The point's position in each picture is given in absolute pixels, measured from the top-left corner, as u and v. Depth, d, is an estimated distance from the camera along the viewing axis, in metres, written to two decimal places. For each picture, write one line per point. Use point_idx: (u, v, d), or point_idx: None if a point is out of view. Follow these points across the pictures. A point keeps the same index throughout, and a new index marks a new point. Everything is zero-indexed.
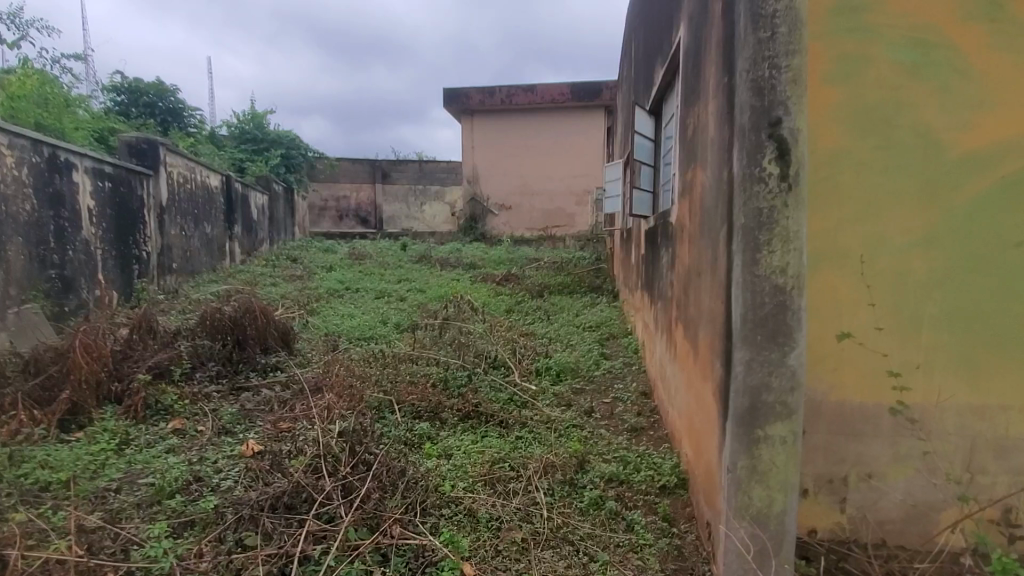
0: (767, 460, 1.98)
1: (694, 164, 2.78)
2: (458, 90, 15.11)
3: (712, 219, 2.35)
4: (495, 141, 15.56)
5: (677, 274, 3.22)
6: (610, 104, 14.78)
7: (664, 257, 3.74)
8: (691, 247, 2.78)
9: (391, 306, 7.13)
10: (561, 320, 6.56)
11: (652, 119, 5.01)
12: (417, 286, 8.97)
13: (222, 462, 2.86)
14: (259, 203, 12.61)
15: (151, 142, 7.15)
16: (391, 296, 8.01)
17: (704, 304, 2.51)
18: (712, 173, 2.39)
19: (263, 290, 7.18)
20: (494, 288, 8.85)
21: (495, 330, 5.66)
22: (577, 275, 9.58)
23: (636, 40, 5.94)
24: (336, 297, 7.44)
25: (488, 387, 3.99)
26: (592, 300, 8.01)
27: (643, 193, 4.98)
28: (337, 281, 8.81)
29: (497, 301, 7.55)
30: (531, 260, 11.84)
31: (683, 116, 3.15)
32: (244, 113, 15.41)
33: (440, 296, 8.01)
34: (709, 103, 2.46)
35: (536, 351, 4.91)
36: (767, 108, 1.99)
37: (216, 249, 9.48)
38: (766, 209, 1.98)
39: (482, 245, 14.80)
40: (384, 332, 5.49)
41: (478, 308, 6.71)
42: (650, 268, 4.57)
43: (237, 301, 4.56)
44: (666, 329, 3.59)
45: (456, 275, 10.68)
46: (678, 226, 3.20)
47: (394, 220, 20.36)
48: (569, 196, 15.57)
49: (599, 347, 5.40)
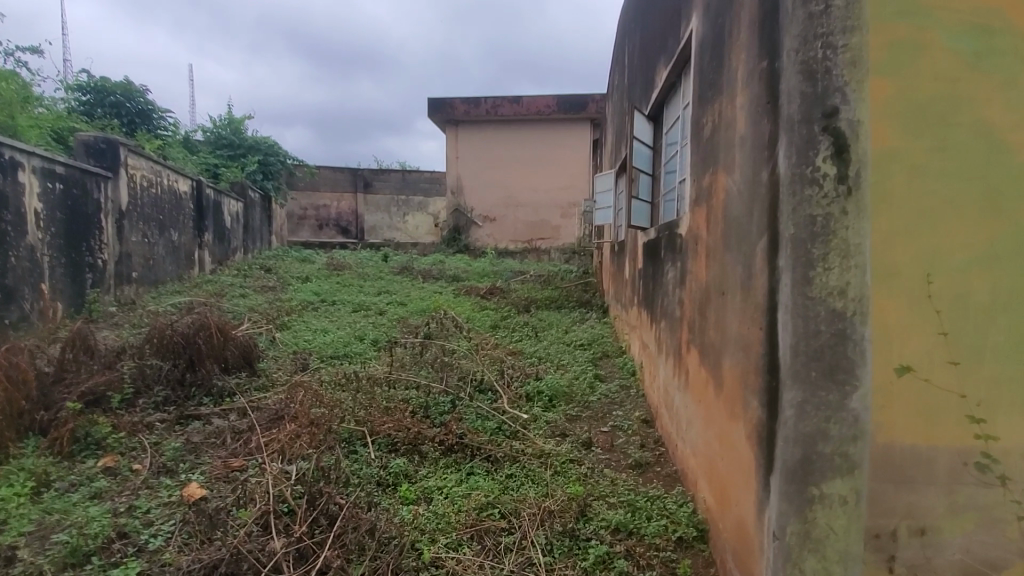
0: (824, 525, 1.61)
1: (714, 167, 2.44)
2: (443, 101, 14.75)
3: (742, 230, 1.99)
4: (480, 151, 15.26)
5: (690, 292, 2.86)
6: (596, 117, 14.61)
7: (670, 272, 3.39)
8: (711, 261, 2.42)
9: (368, 320, 6.67)
10: (550, 337, 6.18)
11: (651, 125, 4.70)
12: (397, 298, 8.51)
13: (156, 512, 2.39)
14: (233, 210, 12.05)
15: (110, 142, 6.62)
16: (369, 309, 7.54)
17: (730, 327, 2.14)
18: (742, 174, 2.04)
19: (230, 303, 6.66)
20: (478, 302, 8.45)
21: (480, 348, 5.25)
22: (564, 289, 9.24)
23: (632, 44, 5.65)
24: (310, 310, 6.95)
25: (473, 415, 3.56)
26: (581, 316, 7.65)
27: (641, 203, 4.64)
28: (312, 293, 8.32)
29: (481, 316, 7.14)
30: (516, 273, 11.48)
31: (696, 116, 2.82)
32: (221, 118, 14.86)
33: (421, 309, 7.58)
34: (737, 96, 2.12)
35: (525, 372, 4.51)
36: (820, 96, 1.65)
37: (183, 257, 8.92)
38: (821, 216, 1.63)
39: (466, 257, 14.40)
40: (359, 350, 5.04)
41: (461, 323, 6.28)
42: (650, 283, 4.23)
43: (191, 317, 4.07)
44: (674, 352, 3.22)
45: (439, 287, 10.26)
46: (691, 238, 2.84)
47: (376, 231, 19.86)
48: (555, 208, 15.30)
49: (593, 368, 5.02)
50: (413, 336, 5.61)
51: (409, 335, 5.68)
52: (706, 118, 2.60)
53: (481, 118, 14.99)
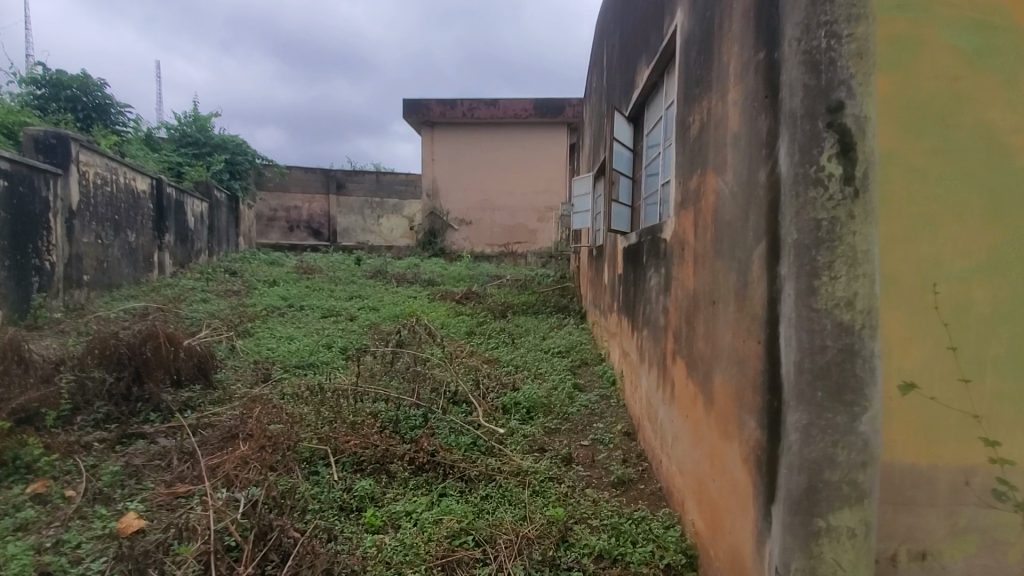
0: (831, 561, 1.46)
1: (701, 168, 2.30)
2: (419, 102, 14.48)
3: (736, 235, 1.85)
4: (456, 154, 15.03)
5: (675, 300, 2.71)
6: (573, 121, 14.55)
7: (653, 278, 3.24)
8: (699, 269, 2.27)
9: (338, 326, 6.39)
10: (527, 344, 6.00)
11: (631, 126, 4.56)
12: (369, 303, 8.23)
13: (87, 548, 2.12)
14: (197, 210, 11.56)
15: (61, 137, 6.19)
16: (339, 315, 7.25)
17: (722, 340, 1.98)
18: (735, 174, 1.89)
19: (189, 308, 6.30)
20: (453, 307, 8.22)
21: (455, 356, 5.04)
22: (541, 295, 9.09)
23: (611, 45, 5.52)
24: (276, 316, 6.63)
25: (446, 429, 3.34)
26: (558, 322, 7.50)
27: (622, 207, 4.51)
28: (279, 297, 7.97)
29: (457, 323, 6.92)
30: (492, 278, 11.28)
31: (681, 115, 2.69)
32: (186, 115, 14.30)
33: (394, 315, 7.32)
34: (728, 91, 1.98)
35: (502, 382, 4.31)
36: (824, 90, 1.51)
37: (141, 259, 8.47)
38: (826, 220, 1.49)
39: (441, 261, 14.15)
40: (326, 359, 4.78)
41: (435, 330, 6.06)
42: (631, 289, 4.09)
43: (139, 326, 3.75)
44: (658, 362, 3.07)
45: (414, 292, 9.99)
46: (676, 244, 2.70)
47: (349, 233, 19.43)
48: (531, 212, 15.17)
49: (571, 377, 4.85)
50: (385, 344, 5.37)
51: (380, 342, 5.43)
52: (693, 117, 2.46)
53: (457, 120, 14.78)
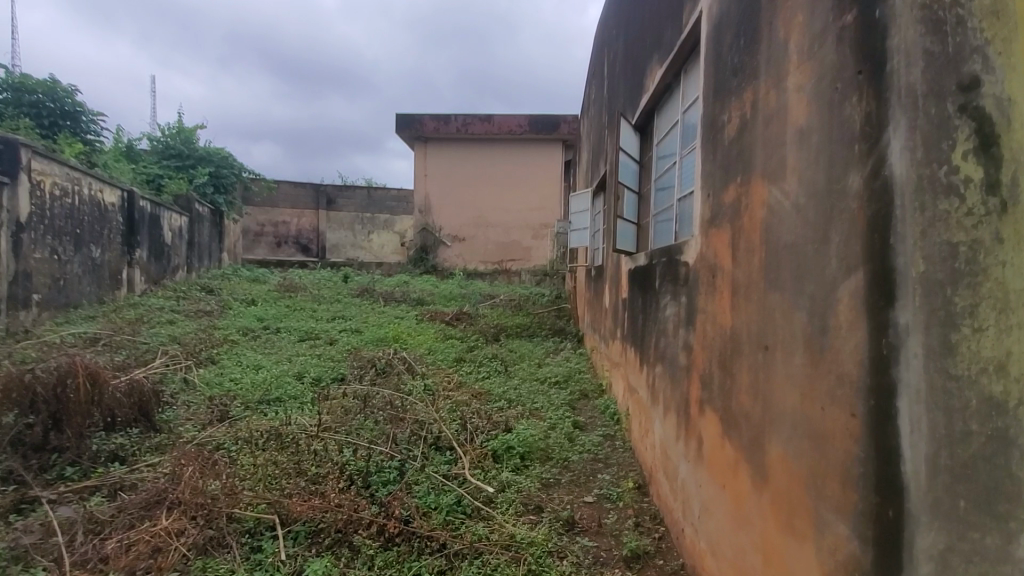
0: None
1: (741, 175, 1.84)
2: (411, 117, 14.08)
3: (804, 262, 1.38)
4: (448, 170, 14.63)
5: (700, 338, 2.23)
6: (568, 138, 14.21)
7: (669, 307, 2.74)
8: (740, 302, 1.79)
9: (314, 352, 5.84)
10: (520, 372, 5.49)
11: (638, 136, 4.12)
12: (352, 325, 7.69)
13: None
14: (175, 225, 11.04)
15: (8, 142, 5.67)
16: (318, 338, 6.70)
17: (778, 400, 1.50)
18: (798, 183, 1.42)
19: (149, 333, 5.74)
20: (442, 329, 7.70)
21: (440, 390, 4.51)
22: (537, 316, 8.59)
23: (614, 50, 5.11)
24: (247, 341, 6.08)
25: (425, 487, 2.81)
26: (555, 346, 6.99)
27: (628, 225, 4.06)
28: (254, 318, 7.42)
29: (445, 347, 6.39)
30: (485, 297, 10.78)
31: (708, 115, 2.24)
32: (169, 127, 13.85)
33: (378, 338, 6.79)
34: (785, 76, 1.52)
35: (492, 420, 3.78)
36: (953, 60, 1.05)
37: (106, 277, 7.92)
38: (963, 247, 1.02)
39: (432, 279, 13.65)
40: (293, 393, 4.24)
41: (420, 358, 5.53)
42: (638, 316, 3.61)
43: (57, 361, 3.39)
44: (677, 409, 2.56)
45: (402, 312, 9.47)
46: (702, 269, 2.22)
47: (338, 249, 18.92)
48: (525, 229, 14.73)
49: (570, 412, 4.33)
50: (363, 374, 4.84)
51: (357, 372, 4.90)
52: (726, 115, 2.00)
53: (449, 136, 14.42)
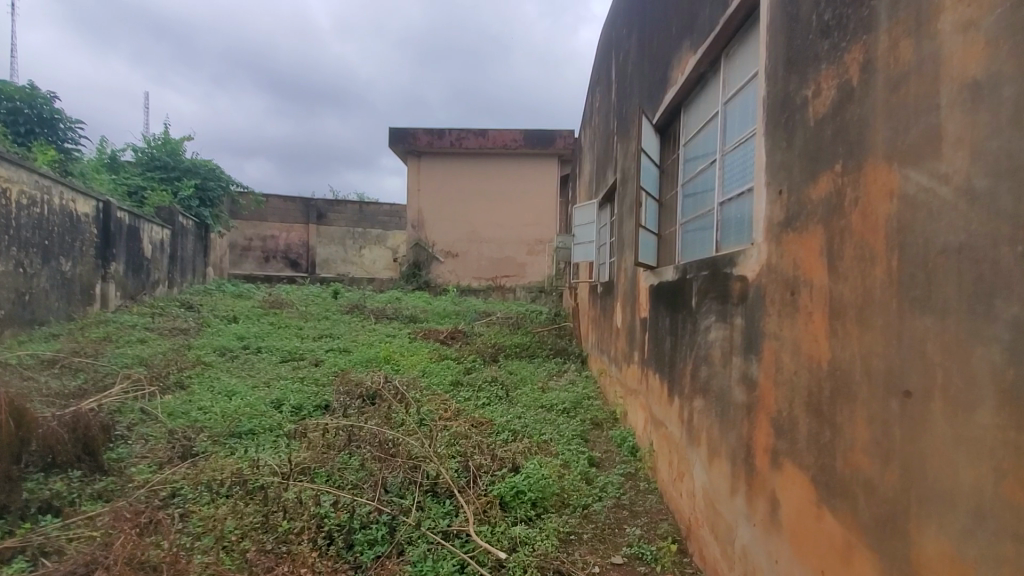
0: None
1: (842, 161, 1.41)
2: (404, 131, 13.71)
3: (994, 271, 0.94)
4: (442, 184, 14.24)
5: (769, 370, 1.78)
6: (564, 153, 13.92)
7: (717, 330, 2.29)
8: (848, 327, 1.35)
9: (296, 375, 5.31)
10: (524, 398, 4.99)
11: (658, 137, 3.74)
12: (339, 344, 7.18)
13: None
14: (156, 238, 10.51)
15: None
16: (301, 359, 6.17)
17: (937, 472, 1.05)
18: (975, 160, 0.99)
19: (113, 354, 5.20)
20: (436, 349, 7.21)
21: (435, 422, 4.00)
22: (536, 335, 8.12)
23: (625, 50, 4.76)
24: (223, 362, 5.55)
25: (421, 550, 2.31)
26: (558, 368, 6.51)
27: (649, 235, 3.65)
28: (234, 337, 6.89)
29: (440, 369, 5.90)
30: (481, 315, 10.31)
31: (776, 95, 1.82)
32: (155, 138, 13.40)
33: (367, 359, 6.27)
34: (933, 16, 1.10)
35: (497, 458, 3.28)
36: None
37: (76, 292, 7.37)
38: None
39: (425, 295, 13.17)
40: (268, 425, 3.72)
41: (412, 384, 5.02)
42: (665, 338, 3.16)
43: None
44: (730, 456, 2.09)
45: (393, 330, 8.96)
46: (771, 283, 1.79)
47: (328, 265, 18.42)
48: (521, 245, 14.33)
49: (583, 446, 3.84)
50: (349, 402, 4.32)
51: (343, 398, 4.38)
52: (811, 89, 1.59)
53: (443, 151, 14.07)
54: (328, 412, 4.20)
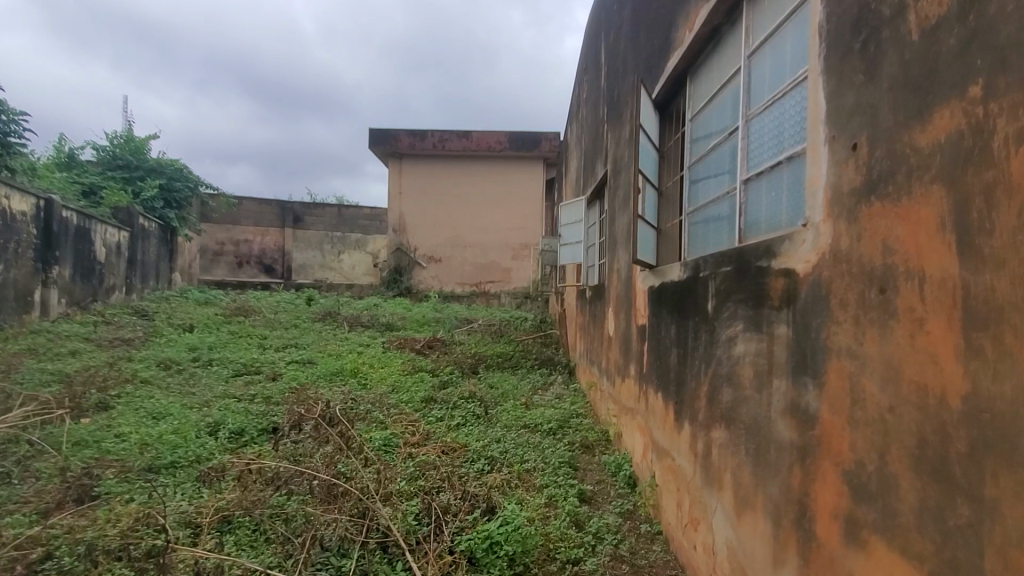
0: None
1: (985, 79, 0.90)
2: (385, 132, 13.14)
3: None
4: (424, 187, 13.65)
5: (839, 402, 1.25)
6: (550, 155, 13.43)
7: (747, 343, 1.76)
8: (1013, 346, 0.83)
9: (246, 393, 4.69)
10: (504, 416, 4.42)
11: (658, 115, 3.23)
12: (304, 355, 6.55)
13: None
14: (112, 240, 9.79)
15: None
16: (258, 373, 5.54)
17: None
18: None
19: (33, 369, 4.54)
20: (411, 359, 6.62)
21: (398, 450, 3.43)
22: (521, 343, 7.57)
23: (617, 26, 4.26)
24: (165, 376, 4.91)
25: None
26: (543, 380, 5.96)
27: (649, 229, 3.12)
28: (186, 348, 6.24)
29: (412, 383, 5.31)
30: (463, 322, 9.73)
31: (842, 16, 1.31)
32: (118, 136, 12.66)
33: (332, 372, 5.66)
34: None
35: (466, 497, 2.73)
36: None
37: (10, 298, 6.67)
38: None
39: (404, 301, 12.56)
40: (195, 456, 3.16)
41: (378, 403, 4.44)
42: (669, 349, 2.63)
43: None
44: (771, 513, 1.56)
45: (367, 339, 8.34)
46: (840, 279, 1.26)
47: (305, 270, 17.70)
48: (505, 249, 13.78)
49: (571, 476, 3.28)
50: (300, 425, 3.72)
51: (294, 421, 3.78)
52: None
53: (425, 153, 13.49)
54: (274, 437, 3.60)
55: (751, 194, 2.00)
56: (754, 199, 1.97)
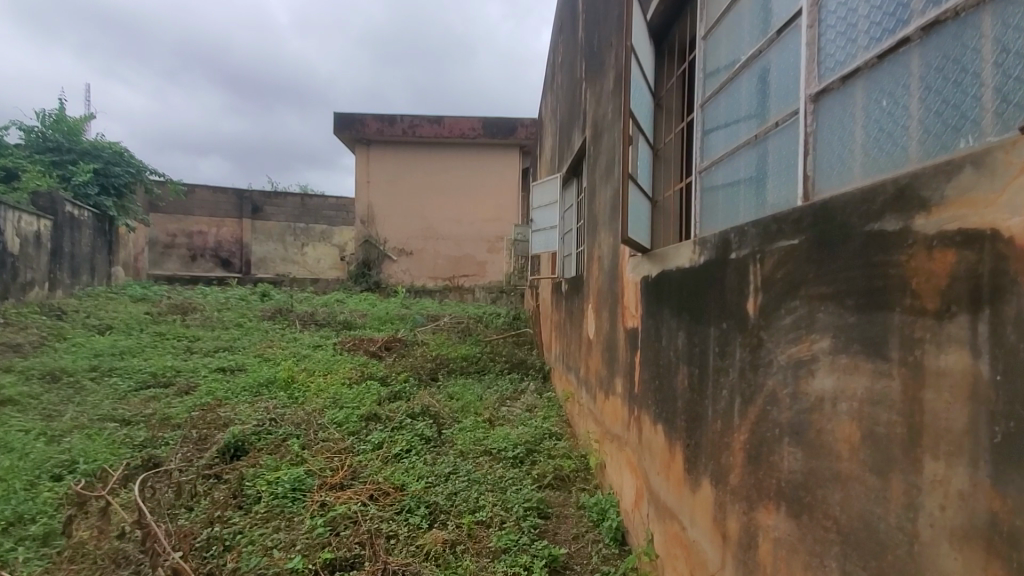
0: None
1: None
2: (349, 115, 12.09)
3: None
4: (392, 175, 12.65)
5: None
6: (526, 142, 12.57)
7: (845, 378, 0.97)
8: None
9: (138, 414, 3.75)
10: (463, 436, 3.57)
11: (652, 47, 2.41)
12: (234, 361, 5.60)
13: None
14: (28, 228, 8.62)
15: None
16: (168, 386, 4.59)
17: None
18: None
19: None
20: (362, 364, 5.73)
21: (310, 497, 2.60)
22: (491, 344, 6.73)
23: None
24: (39, 392, 3.93)
25: None
26: (513, 388, 5.14)
27: (641, 198, 2.29)
28: (90, 355, 5.24)
29: (355, 394, 4.43)
30: (430, 319, 8.83)
31: None
32: (47, 115, 11.43)
33: (261, 381, 4.74)
34: None
35: None
36: None
37: None
38: None
39: (369, 297, 11.59)
40: (17, 515, 2.32)
41: (303, 425, 3.58)
42: (674, 365, 1.84)
43: None
44: None
45: (319, 339, 7.40)
46: None
47: (266, 264, 16.54)
48: (479, 242, 12.90)
49: (539, 530, 2.47)
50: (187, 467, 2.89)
51: (184, 460, 2.96)
52: None
53: (393, 139, 12.47)
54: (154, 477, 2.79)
55: (827, 114, 1.19)
56: (834, 121, 1.17)
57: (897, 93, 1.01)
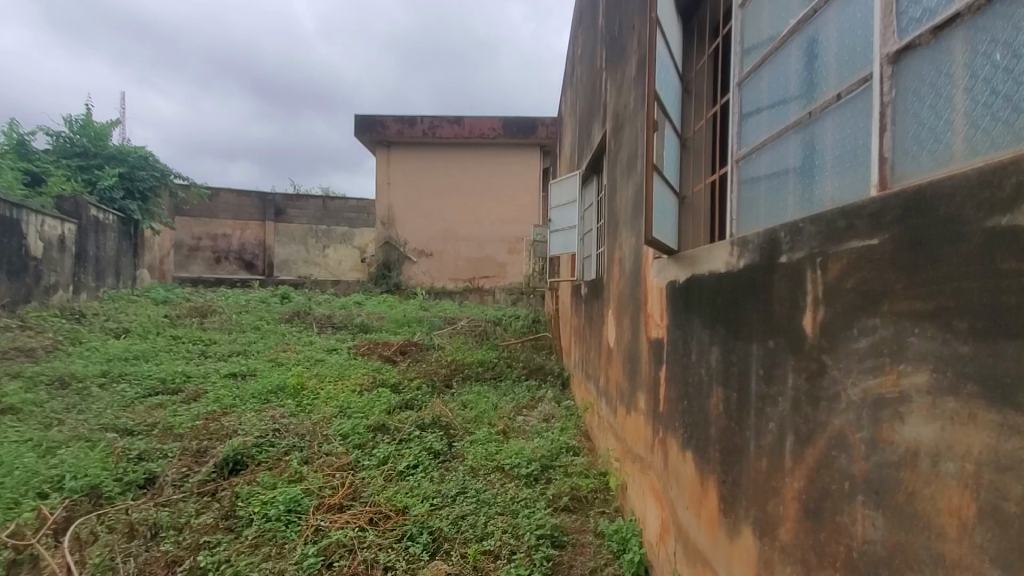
0: None
1: None
2: (369, 117, 12.02)
3: None
4: (412, 177, 12.54)
5: None
6: (547, 142, 12.30)
7: (955, 427, 0.71)
8: None
9: (140, 423, 3.63)
10: (475, 450, 3.33)
11: (680, 24, 2.15)
12: (245, 365, 5.48)
13: None
14: (52, 232, 8.72)
15: None
16: (176, 393, 4.47)
17: None
18: None
19: None
20: (376, 370, 5.56)
21: (305, 520, 2.41)
22: (509, 348, 6.50)
23: None
24: (43, 400, 3.85)
25: None
26: (531, 396, 4.90)
27: (668, 192, 2.02)
28: (102, 360, 5.18)
29: (365, 403, 4.25)
30: (448, 322, 8.64)
31: None
32: (75, 120, 11.55)
33: (270, 387, 4.59)
34: None
35: None
36: None
37: None
38: None
39: (388, 299, 11.47)
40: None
41: (307, 438, 3.40)
42: (707, 386, 1.59)
43: None
44: None
45: (334, 342, 7.27)
46: None
47: (288, 266, 16.62)
48: (500, 243, 12.68)
49: (552, 564, 2.23)
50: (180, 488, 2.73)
51: (179, 479, 2.82)
52: None
53: (413, 140, 12.35)
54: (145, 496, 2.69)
55: (918, 78, 0.94)
56: (928, 86, 0.92)
57: (1019, 38, 0.75)
